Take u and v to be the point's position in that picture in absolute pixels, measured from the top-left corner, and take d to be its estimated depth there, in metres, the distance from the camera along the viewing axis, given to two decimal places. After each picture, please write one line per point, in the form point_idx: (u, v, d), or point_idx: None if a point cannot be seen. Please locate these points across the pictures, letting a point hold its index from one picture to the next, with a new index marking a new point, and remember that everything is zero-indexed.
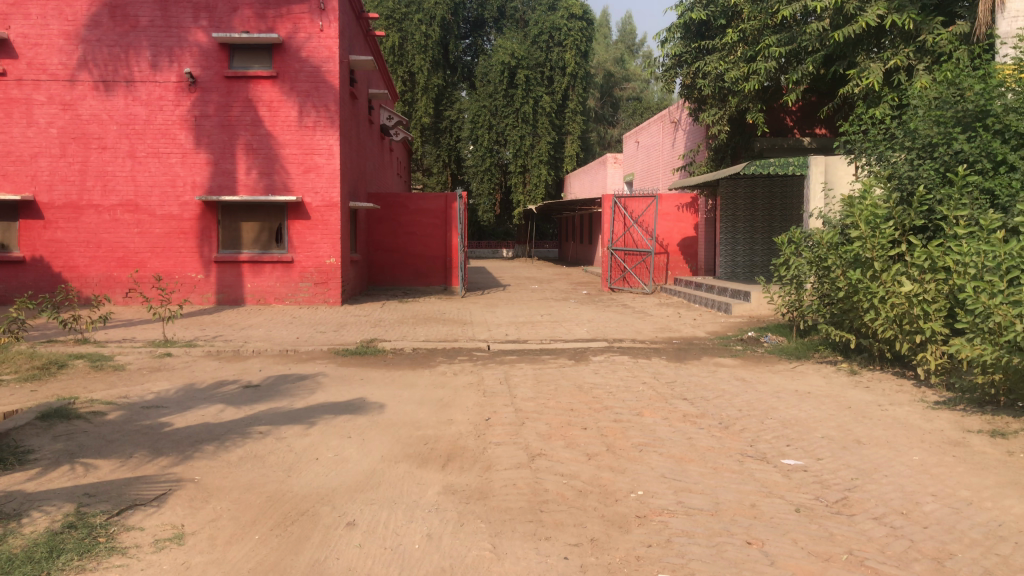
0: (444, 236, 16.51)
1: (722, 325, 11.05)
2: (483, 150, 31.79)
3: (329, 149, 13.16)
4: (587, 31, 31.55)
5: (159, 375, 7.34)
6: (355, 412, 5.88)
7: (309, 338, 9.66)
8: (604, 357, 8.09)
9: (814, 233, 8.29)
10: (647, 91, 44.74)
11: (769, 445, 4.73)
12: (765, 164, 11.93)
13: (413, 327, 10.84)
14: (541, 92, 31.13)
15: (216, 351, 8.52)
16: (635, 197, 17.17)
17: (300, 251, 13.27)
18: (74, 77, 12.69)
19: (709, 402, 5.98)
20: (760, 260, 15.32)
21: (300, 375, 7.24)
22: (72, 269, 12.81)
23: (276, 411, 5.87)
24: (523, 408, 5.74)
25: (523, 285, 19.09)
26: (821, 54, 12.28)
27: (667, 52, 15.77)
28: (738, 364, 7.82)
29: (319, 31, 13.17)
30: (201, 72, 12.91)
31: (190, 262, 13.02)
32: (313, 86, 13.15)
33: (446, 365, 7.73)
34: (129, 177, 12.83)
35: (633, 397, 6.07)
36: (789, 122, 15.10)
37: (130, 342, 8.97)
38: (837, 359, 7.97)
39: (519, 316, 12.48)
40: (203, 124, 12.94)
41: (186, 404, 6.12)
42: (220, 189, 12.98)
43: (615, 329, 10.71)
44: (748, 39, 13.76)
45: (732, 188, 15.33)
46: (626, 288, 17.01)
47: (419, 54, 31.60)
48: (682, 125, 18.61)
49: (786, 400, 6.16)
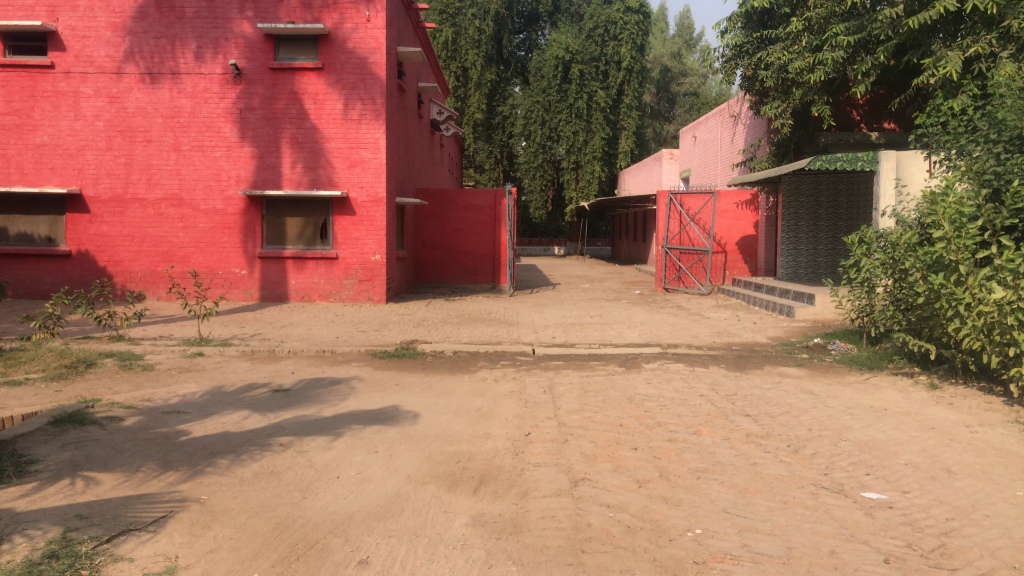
0: (493, 233, 16.10)
1: (784, 330, 10.38)
2: (536, 146, 31.32)
3: (375, 143, 12.82)
4: (643, 24, 30.80)
5: (189, 376, 7.04)
6: (386, 423, 5.43)
7: (349, 338, 9.30)
8: (657, 365, 7.51)
9: (888, 233, 7.58)
10: (705, 86, 43.70)
11: (847, 474, 4.13)
12: (832, 159, 11.15)
13: (457, 327, 10.41)
14: (596, 87, 30.49)
15: (250, 351, 8.20)
16: (692, 194, 16.45)
17: (344, 248, 12.96)
18: (121, 70, 12.58)
19: (774, 419, 5.38)
20: (824, 260, 14.55)
21: (333, 379, 6.84)
22: (117, 264, 12.73)
23: (302, 421, 5.47)
24: (567, 423, 5.23)
25: (575, 284, 18.53)
26: (893, 42, 11.48)
27: (727, 43, 15.08)
28: (804, 375, 7.18)
29: (366, 21, 12.83)
30: (246, 64, 12.71)
31: (234, 257, 12.84)
32: (359, 78, 12.82)
33: (487, 371, 7.25)
34: (174, 170, 12.69)
35: (689, 412, 5.50)
36: (856, 116, 14.23)
37: (165, 340, 8.74)
38: (913, 371, 7.22)
39: (568, 317, 11.94)
40: (248, 117, 12.73)
41: (209, 411, 5.77)
42: (264, 183, 12.76)
43: (670, 332, 10.11)
44: (814, 28, 12.97)
45: (795, 184, 14.51)
46: (682, 288, 16.31)
47: (472, 49, 31.32)
48: (742, 119, 17.85)
49: (861, 418, 5.51)
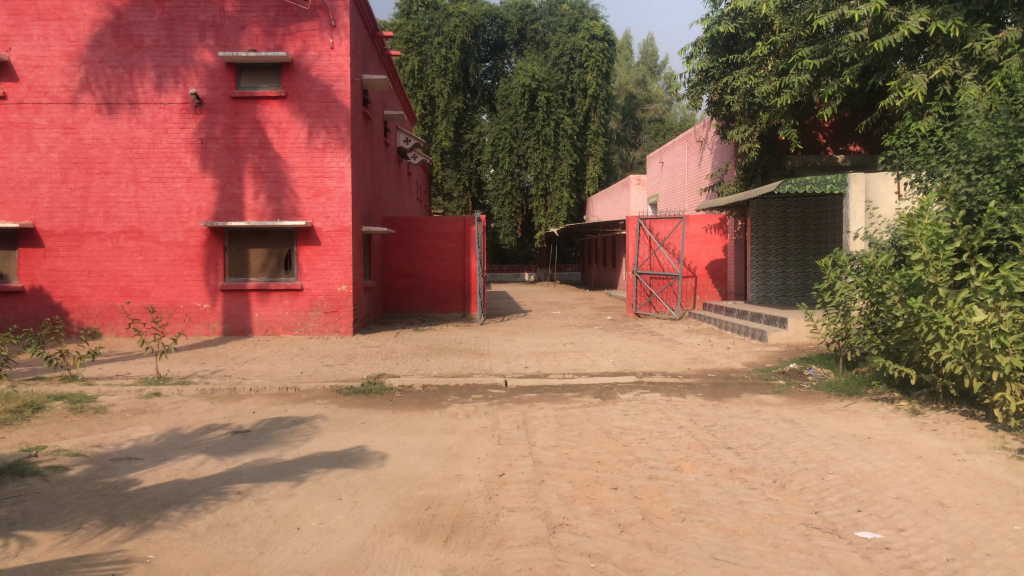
0: (462, 260, 15.89)
1: (758, 355, 10.24)
2: (504, 173, 31.26)
3: (340, 172, 12.57)
4: (609, 52, 31.04)
5: (144, 419, 6.67)
6: (352, 466, 5.14)
7: (314, 373, 8.97)
8: (634, 395, 7.29)
9: (863, 256, 7.48)
10: (670, 112, 44.16)
11: (839, 512, 3.93)
12: (801, 182, 11.12)
13: (427, 359, 10.14)
14: (563, 114, 30.60)
15: (210, 390, 7.85)
16: (662, 219, 16.39)
17: (309, 279, 12.65)
18: (77, 100, 12.23)
19: (758, 452, 5.17)
20: (794, 283, 14.53)
21: (296, 419, 6.52)
22: (73, 299, 12.28)
23: (262, 465, 5.15)
24: (543, 461, 4.97)
25: (546, 311, 18.32)
26: (859, 65, 11.54)
27: (693, 68, 15.12)
28: (782, 402, 7.01)
29: (330, 49, 12.63)
30: (207, 93, 12.42)
31: (195, 290, 12.46)
32: (323, 106, 12.59)
33: (458, 406, 6.97)
34: (132, 203, 12.32)
35: (669, 446, 5.27)
36: (822, 139, 14.30)
37: (121, 379, 8.36)
38: (893, 396, 7.09)
39: (540, 346, 11.72)
40: (209, 147, 12.42)
41: (162, 456, 5.43)
42: (226, 215, 12.44)
43: (644, 360, 9.92)
44: (779, 52, 13.03)
45: (763, 208, 14.50)
46: (653, 313, 16.20)
47: (439, 77, 31.29)
48: (708, 143, 17.91)
49: (846, 448, 5.32)
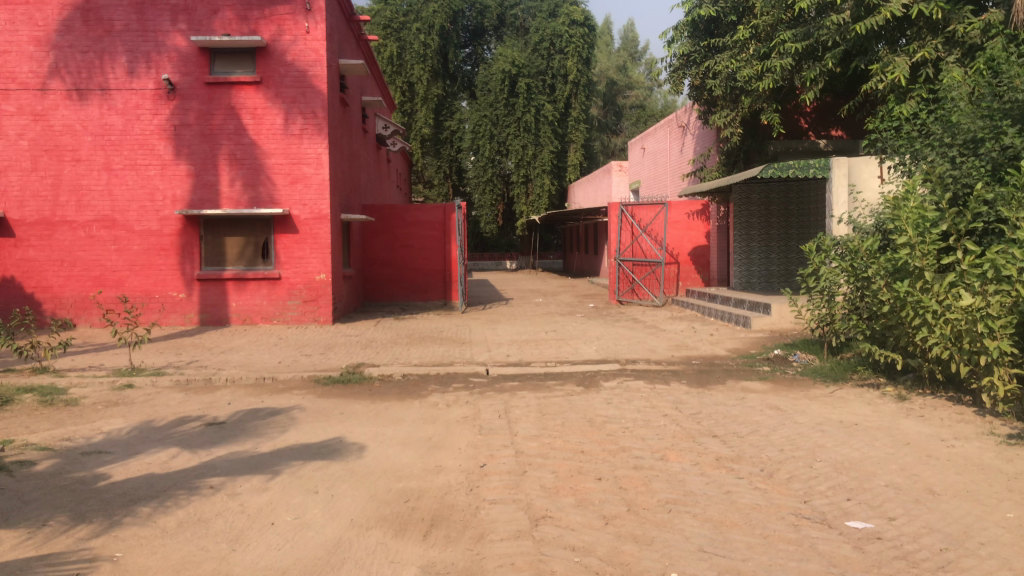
0: (443, 248, 15.74)
1: (742, 341, 10.18)
2: (485, 161, 31.04)
3: (318, 158, 12.37)
4: (589, 37, 30.87)
5: (115, 411, 6.48)
6: (329, 458, 4.99)
7: (292, 363, 8.79)
8: (617, 383, 7.20)
9: (849, 240, 7.40)
10: (651, 99, 44.11)
11: (828, 501, 3.84)
12: (783, 166, 11.05)
13: (408, 348, 10.00)
14: (543, 101, 30.43)
15: (185, 381, 7.66)
16: (644, 205, 16.29)
17: (287, 268, 12.44)
18: (46, 86, 11.91)
19: (744, 440, 5.08)
20: (777, 269, 14.50)
21: (272, 410, 6.36)
22: (46, 290, 12.01)
23: (236, 458, 4.99)
24: (525, 452, 4.86)
25: (528, 299, 18.20)
26: (841, 49, 11.46)
27: (674, 52, 15.00)
28: (767, 389, 6.93)
29: (305, 33, 12.39)
30: (180, 78, 12.15)
31: (171, 280, 12.22)
32: (300, 91, 12.36)
33: (439, 395, 6.83)
34: (105, 191, 12.04)
35: (654, 435, 5.17)
36: (804, 124, 14.24)
37: (93, 371, 8.15)
38: (879, 381, 7.05)
39: (522, 334, 11.59)
40: (183, 134, 12.15)
41: (134, 449, 5.25)
42: (202, 203, 12.19)
43: (627, 347, 9.83)
44: (761, 36, 12.93)
45: (746, 193, 14.44)
46: (636, 300, 16.14)
47: (418, 63, 30.99)
48: (690, 129, 17.82)
49: (832, 435, 5.25)
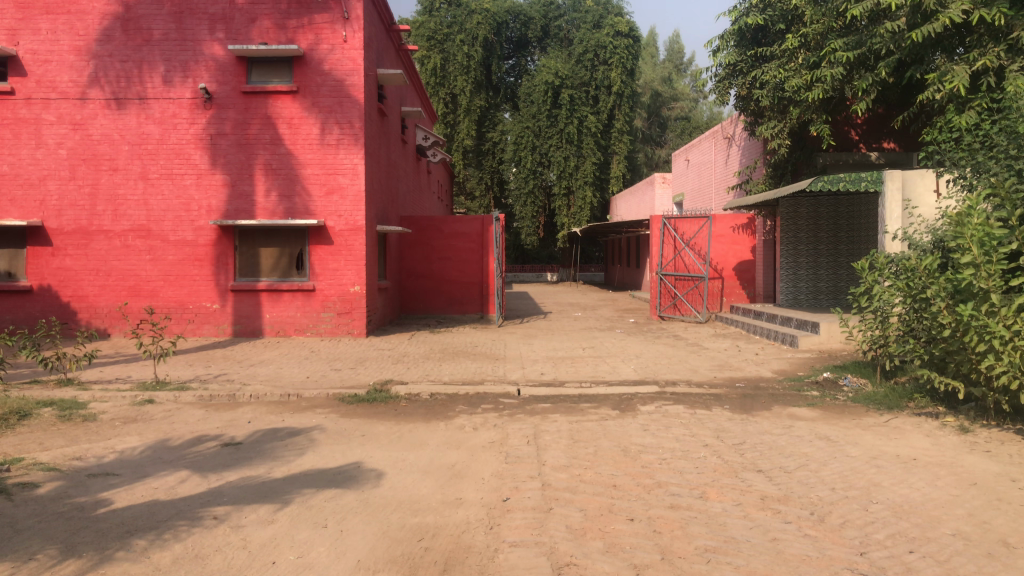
0: (480, 261, 15.46)
1: (789, 362, 9.67)
2: (526, 172, 30.78)
3: (353, 169, 12.18)
4: (633, 48, 30.50)
5: (132, 429, 6.27)
6: (343, 486, 4.69)
7: (319, 379, 8.55)
8: (655, 407, 6.79)
9: (906, 259, 6.90)
10: (696, 110, 43.54)
11: (888, 554, 3.41)
12: (833, 179, 10.55)
13: (439, 364, 9.71)
14: (586, 112, 30.11)
15: (208, 397, 7.44)
16: (687, 218, 15.82)
17: (322, 279, 12.27)
18: (85, 95, 11.94)
19: (792, 476, 4.66)
20: (826, 285, 13.93)
21: (291, 431, 6.09)
22: (81, 299, 12.00)
23: (246, 484, 4.72)
24: (552, 485, 4.50)
25: (567, 313, 17.80)
26: (896, 57, 10.93)
27: (720, 62, 14.56)
28: (816, 417, 6.48)
29: (343, 42, 12.24)
30: (217, 87, 12.08)
31: (205, 291, 12.12)
32: (336, 101, 12.21)
33: (466, 417, 6.50)
34: (141, 201, 12.01)
35: (694, 468, 4.78)
36: (855, 136, 13.68)
37: (118, 385, 7.98)
38: (938, 411, 6.52)
39: (558, 350, 11.21)
40: (219, 143, 12.07)
41: (142, 471, 5.02)
42: (237, 213, 12.09)
43: (667, 367, 9.40)
44: (811, 44, 12.42)
45: (793, 207, 13.90)
46: (677, 316, 15.65)
47: (461, 75, 30.90)
48: (735, 140, 17.33)
49: (889, 472, 4.79)
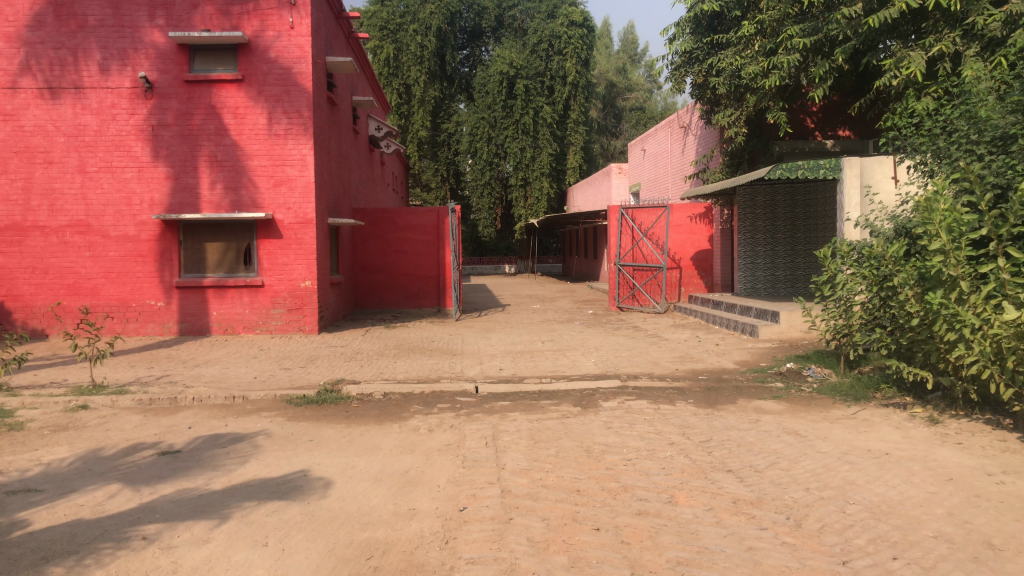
0: (436, 253, 15.12)
1: (750, 352, 9.55)
2: (482, 164, 30.42)
3: (303, 160, 11.76)
4: (588, 38, 30.29)
5: (62, 438, 5.82)
6: (289, 498, 4.36)
7: (267, 379, 8.16)
8: (618, 403, 6.56)
9: (871, 247, 6.78)
10: (650, 101, 43.60)
11: (870, 562, 3.21)
12: (792, 167, 10.40)
13: (394, 361, 9.38)
14: (542, 103, 29.86)
15: (148, 401, 7.00)
16: (645, 208, 15.66)
17: (271, 274, 11.83)
18: (16, 84, 11.30)
19: (763, 476, 4.46)
20: (784, 274, 13.89)
21: (235, 437, 5.72)
22: (16, 298, 11.39)
23: (182, 498, 4.36)
24: (512, 492, 4.23)
25: (526, 305, 17.57)
26: (853, 43, 10.85)
27: (676, 50, 14.39)
28: (783, 410, 6.31)
29: (289, 28, 11.78)
30: (158, 76, 11.52)
31: (149, 288, 11.59)
32: (284, 90, 11.75)
33: (421, 418, 6.19)
34: (79, 195, 11.43)
35: (661, 470, 4.54)
36: (810, 124, 13.62)
37: (49, 389, 7.49)
38: (905, 401, 6.40)
39: (517, 344, 10.95)
40: (160, 134, 11.53)
41: (69, 485, 4.61)
42: (180, 207, 11.57)
43: (627, 359, 9.19)
44: (767, 31, 12.30)
45: (751, 195, 13.83)
46: (636, 307, 15.52)
47: (415, 65, 30.35)
48: (692, 129, 17.25)
49: (862, 469, 4.62)
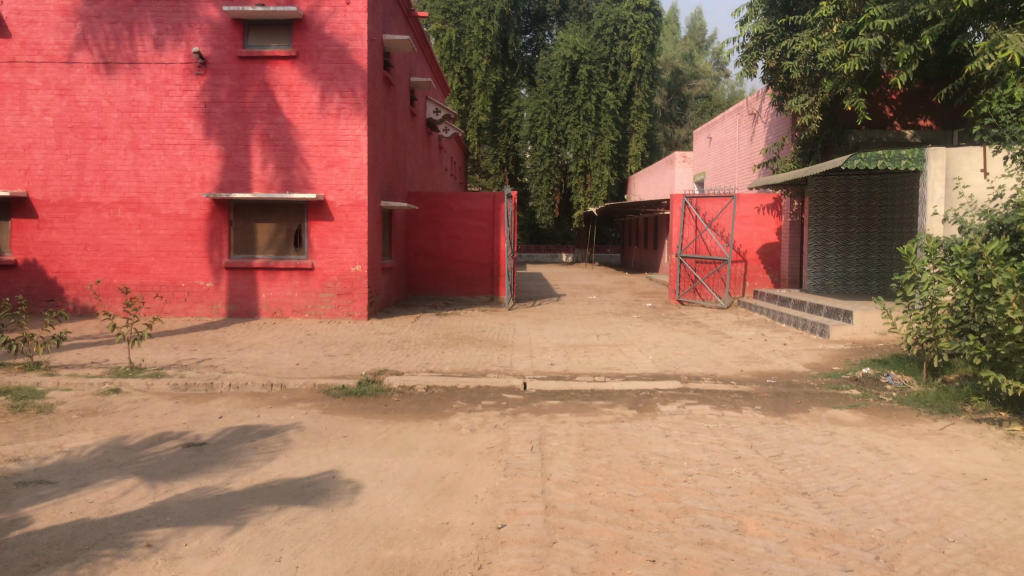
0: (491, 240, 14.69)
1: (821, 354, 8.89)
2: (542, 150, 29.91)
3: (356, 141, 11.42)
4: (654, 23, 29.41)
5: (88, 423, 5.57)
6: (312, 503, 3.99)
7: (310, 367, 7.83)
8: (677, 408, 6.03)
9: (966, 244, 6.10)
10: (718, 89, 42.40)
11: None
12: (871, 156, 9.62)
13: (441, 351, 8.99)
14: (605, 89, 29.16)
15: (183, 386, 6.74)
16: (709, 198, 14.96)
17: (321, 257, 11.56)
18: (72, 59, 11.23)
19: (844, 502, 3.90)
20: (856, 270, 13.07)
21: (264, 430, 5.38)
22: (68, 275, 11.36)
23: (200, 498, 4.01)
24: (557, 508, 3.77)
25: (581, 296, 17.04)
26: (941, 25, 9.99)
27: (747, 32, 13.63)
28: (861, 422, 5.70)
29: (345, 4, 11.44)
30: (212, 52, 11.31)
31: (198, 268, 11.44)
32: (338, 67, 11.42)
33: (463, 416, 5.77)
34: (131, 171, 11.32)
35: (725, 490, 4.03)
36: (889, 113, 12.76)
37: (87, 370, 7.29)
38: (1003, 417, 5.72)
39: (571, 337, 10.46)
40: (213, 112, 11.33)
41: (83, 478, 4.30)
42: (232, 186, 11.37)
43: (688, 358, 8.63)
44: (847, 12, 11.45)
45: (823, 186, 13.06)
46: (698, 301, 14.86)
47: (477, 49, 29.93)
48: (761, 116, 16.45)
49: (960, 497, 4.02)
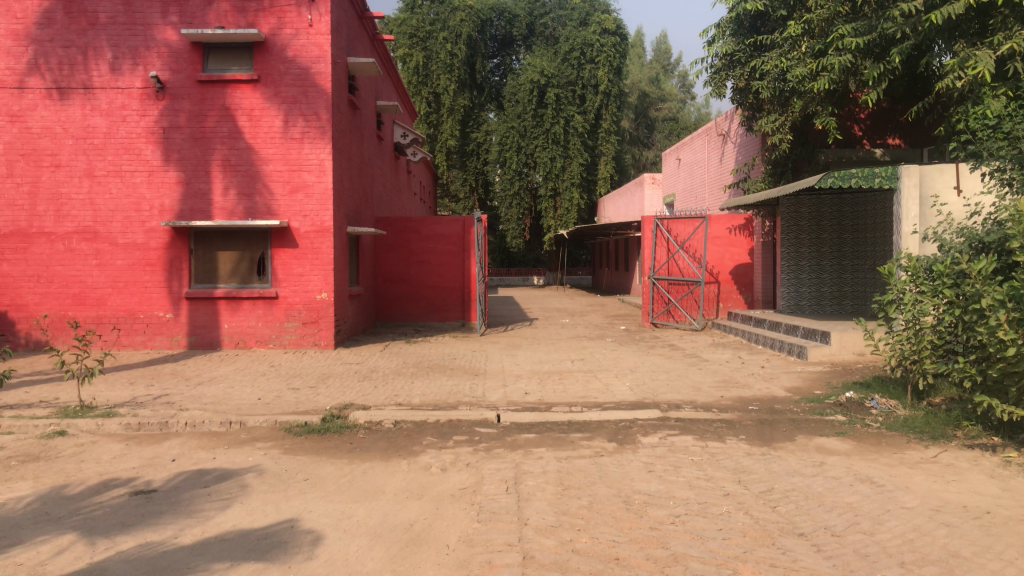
0: (461, 265, 14.39)
1: (801, 377, 8.68)
2: (512, 173, 29.66)
3: (320, 165, 11.11)
4: (621, 46, 29.52)
5: (29, 470, 5.14)
6: (268, 558, 3.63)
7: (272, 402, 7.43)
8: (659, 439, 5.75)
9: (950, 263, 5.92)
10: (684, 111, 42.74)
11: None
12: (845, 175, 9.47)
13: (411, 381, 8.64)
14: (573, 112, 29.15)
15: (136, 426, 6.32)
16: (681, 219, 14.82)
17: (285, 285, 11.18)
18: (23, 84, 10.81)
19: (844, 544, 3.63)
20: (830, 290, 12.97)
21: (220, 475, 5.00)
22: (20, 308, 10.86)
23: (144, 556, 3.64)
24: (536, 559, 3.45)
25: (554, 320, 16.78)
26: (910, 43, 9.95)
27: (716, 53, 13.57)
28: (851, 451, 5.46)
29: (308, 26, 11.16)
30: (170, 76, 10.95)
31: (158, 299, 11.00)
32: (301, 91, 11.12)
33: (433, 454, 5.44)
34: (87, 200, 10.88)
35: (717, 533, 3.74)
36: (858, 131, 12.72)
37: (32, 411, 6.84)
38: (995, 442, 5.51)
39: (545, 363, 10.17)
40: (172, 137, 10.95)
41: (14, 536, 3.90)
42: (192, 213, 10.97)
43: (666, 384, 8.37)
44: (815, 31, 11.39)
45: (795, 207, 12.99)
46: (671, 324, 14.69)
47: (445, 73, 29.77)
48: (731, 136, 16.42)
49: (966, 535, 3.76)
